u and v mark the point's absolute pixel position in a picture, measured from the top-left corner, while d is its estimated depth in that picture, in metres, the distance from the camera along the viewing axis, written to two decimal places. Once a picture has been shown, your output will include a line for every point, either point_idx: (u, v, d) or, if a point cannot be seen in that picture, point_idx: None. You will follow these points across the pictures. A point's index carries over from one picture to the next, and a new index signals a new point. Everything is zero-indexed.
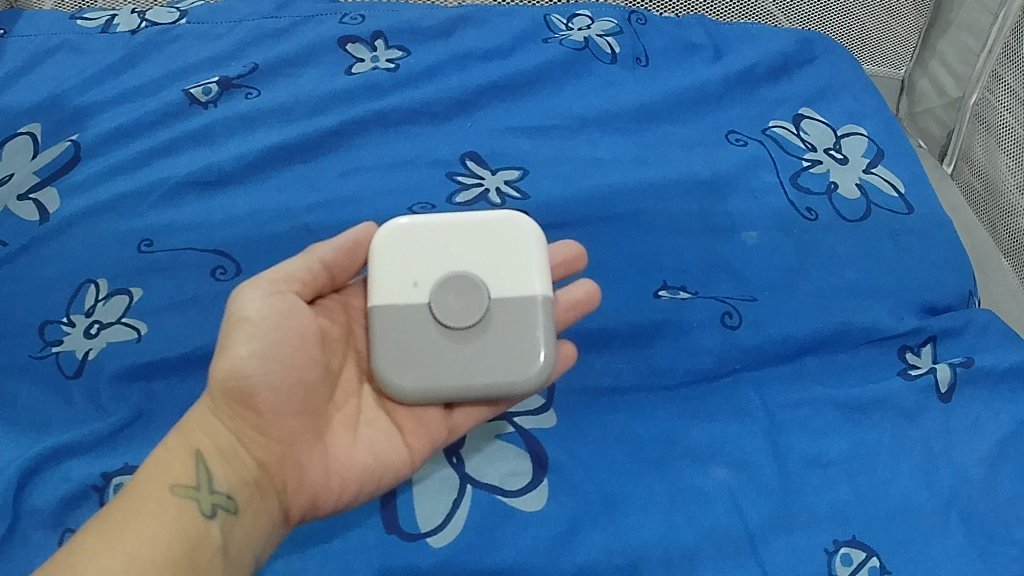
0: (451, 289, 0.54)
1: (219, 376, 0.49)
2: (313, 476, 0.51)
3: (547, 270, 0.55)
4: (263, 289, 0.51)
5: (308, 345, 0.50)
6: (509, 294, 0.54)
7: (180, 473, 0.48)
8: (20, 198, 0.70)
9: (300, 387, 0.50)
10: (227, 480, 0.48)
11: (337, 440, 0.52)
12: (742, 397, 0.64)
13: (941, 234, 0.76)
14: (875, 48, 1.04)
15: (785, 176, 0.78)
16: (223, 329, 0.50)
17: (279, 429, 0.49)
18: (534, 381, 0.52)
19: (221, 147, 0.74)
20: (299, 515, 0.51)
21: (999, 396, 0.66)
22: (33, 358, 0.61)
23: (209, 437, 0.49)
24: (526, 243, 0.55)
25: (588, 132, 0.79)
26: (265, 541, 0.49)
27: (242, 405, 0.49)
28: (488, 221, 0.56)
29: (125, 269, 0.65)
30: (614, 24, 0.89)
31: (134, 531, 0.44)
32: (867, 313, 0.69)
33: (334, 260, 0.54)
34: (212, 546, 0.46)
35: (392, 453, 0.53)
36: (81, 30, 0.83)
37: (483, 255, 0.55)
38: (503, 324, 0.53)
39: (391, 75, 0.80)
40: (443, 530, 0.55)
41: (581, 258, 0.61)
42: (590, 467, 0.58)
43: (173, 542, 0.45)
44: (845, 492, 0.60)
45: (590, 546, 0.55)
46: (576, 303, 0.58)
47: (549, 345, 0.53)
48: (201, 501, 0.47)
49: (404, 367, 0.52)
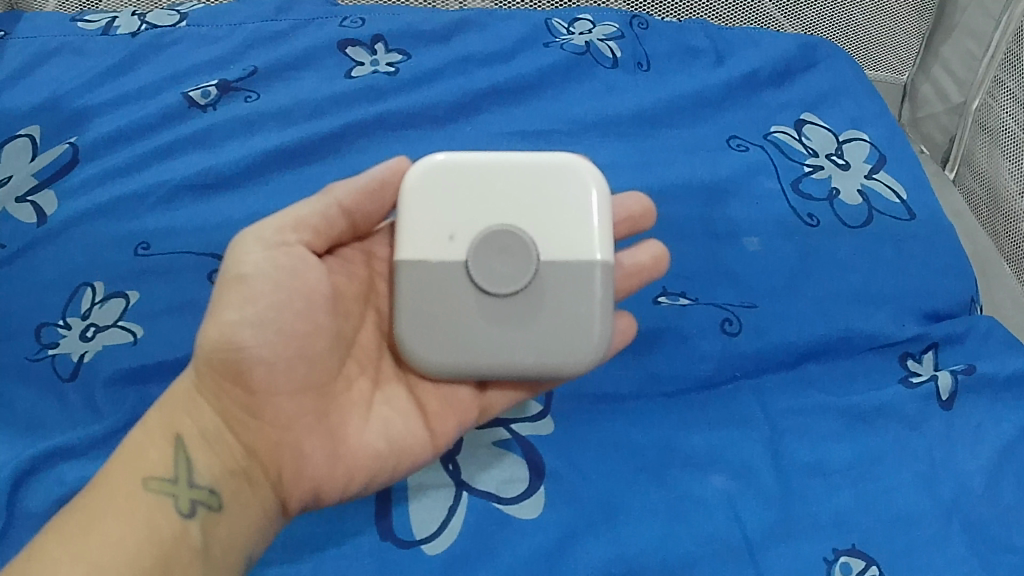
0: (491, 248, 0.52)
1: (209, 343, 0.48)
2: (317, 464, 0.49)
3: (609, 228, 0.53)
4: (268, 242, 0.50)
5: (313, 311, 0.49)
6: (556, 255, 0.52)
7: (157, 465, 0.48)
8: (19, 199, 0.70)
9: (302, 361, 0.49)
10: (209, 473, 0.49)
11: (348, 423, 0.51)
12: (743, 404, 0.63)
13: (944, 240, 0.76)
14: (879, 52, 1.04)
15: (787, 182, 0.78)
16: (220, 283, 0.50)
17: (280, 409, 0.49)
18: (568, 367, 0.52)
19: (221, 150, 0.74)
20: (298, 507, 0.51)
21: (1000, 404, 0.66)
22: (29, 360, 0.61)
23: (193, 420, 0.49)
24: (582, 196, 0.52)
25: (588, 136, 0.79)
26: (259, 534, 0.50)
27: (233, 380, 0.48)
28: (540, 167, 0.53)
29: (123, 272, 0.65)
30: (615, 29, 0.88)
31: (99, 535, 0.45)
32: (868, 320, 0.69)
33: (354, 202, 0.53)
34: (191, 547, 0.47)
35: (407, 438, 0.52)
36: (82, 32, 0.82)
37: (529, 207, 0.52)
38: (546, 294, 0.52)
39: (392, 79, 0.80)
40: (437, 537, 0.54)
41: (648, 216, 0.60)
42: (589, 474, 0.58)
43: (143, 545, 0.45)
44: (846, 501, 0.59)
45: (588, 554, 0.54)
46: (642, 269, 0.58)
47: (586, 327, 0.52)
48: (178, 497, 0.48)
49: (433, 337, 0.52)
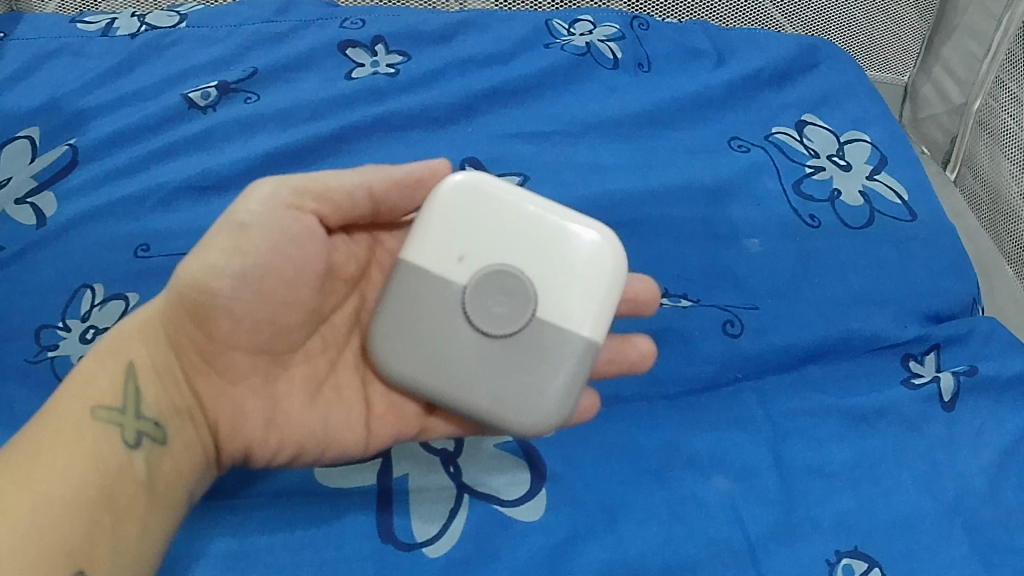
0: (493, 284, 0.51)
1: (183, 280, 0.48)
2: (252, 426, 0.51)
3: (607, 317, 0.52)
4: (284, 199, 0.50)
5: (297, 283, 0.50)
6: (547, 316, 0.51)
7: (105, 394, 0.47)
8: (18, 201, 0.69)
9: (268, 327, 0.50)
10: (155, 405, 0.49)
11: (293, 397, 0.52)
12: (744, 406, 0.63)
13: (946, 241, 0.76)
14: (880, 53, 1.03)
15: (788, 183, 0.77)
16: (220, 223, 0.49)
17: (233, 365, 0.50)
18: (517, 427, 0.51)
19: (220, 152, 0.74)
20: (229, 461, 0.52)
21: (1002, 405, 0.66)
22: (28, 363, 0.61)
23: (146, 352, 0.49)
24: (597, 275, 0.51)
25: (589, 137, 0.79)
26: (196, 474, 0.50)
27: (196, 322, 0.49)
28: (572, 231, 0.52)
29: (123, 274, 0.65)
30: (616, 29, 0.88)
31: (44, 465, 0.44)
32: (870, 321, 0.69)
33: (384, 192, 0.53)
34: (135, 479, 0.46)
35: (345, 429, 0.53)
36: (82, 34, 0.82)
37: (542, 259, 0.51)
38: (524, 348, 0.51)
39: (393, 80, 0.80)
40: (438, 539, 0.54)
41: (652, 304, 0.59)
42: (590, 477, 0.58)
43: (89, 475, 0.45)
44: (849, 502, 0.59)
45: (590, 556, 0.54)
46: (621, 360, 0.57)
47: (546, 391, 0.51)
48: (124, 427, 0.47)
49: (405, 355, 0.51)
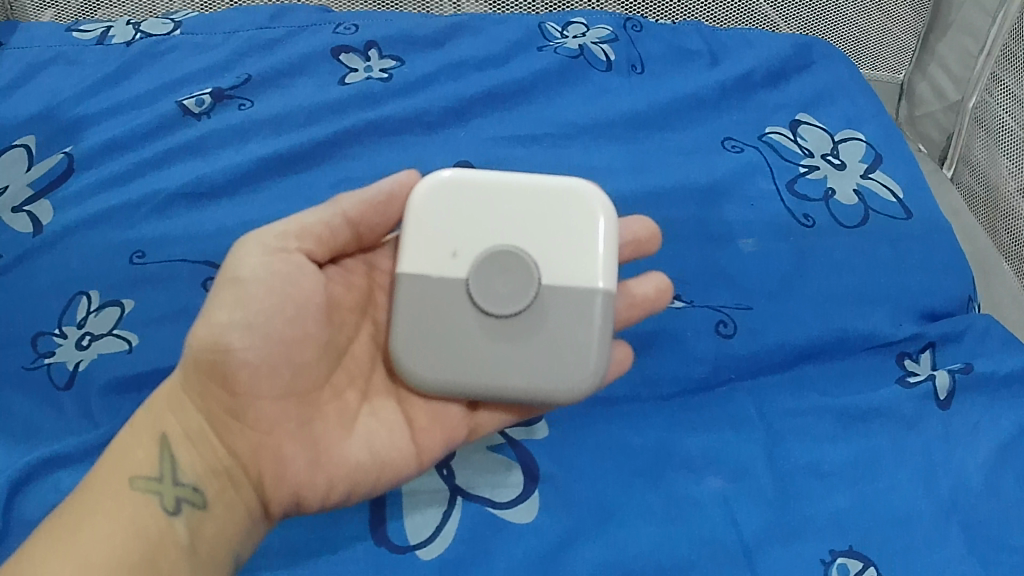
0: (494, 267, 0.52)
1: (197, 344, 0.49)
2: (298, 469, 0.50)
3: (613, 255, 0.52)
4: (267, 247, 0.50)
5: (304, 319, 0.50)
6: (557, 280, 0.51)
7: (143, 464, 0.49)
8: (15, 209, 0.70)
9: (288, 368, 0.49)
10: (193, 471, 0.49)
11: (331, 431, 0.51)
12: (738, 406, 0.63)
13: (941, 239, 0.76)
14: (874, 51, 1.04)
15: (782, 183, 0.78)
16: (217, 283, 0.50)
17: (261, 412, 0.49)
18: (568, 392, 0.51)
19: (214, 158, 0.74)
20: (281, 511, 0.51)
21: (998, 403, 0.66)
22: (26, 369, 0.61)
23: (177, 420, 0.50)
24: (589, 222, 0.52)
25: (583, 139, 0.79)
26: (243, 535, 0.50)
27: (217, 381, 0.49)
28: (548, 192, 0.53)
29: (119, 280, 0.66)
30: (609, 31, 0.88)
31: (86, 535, 0.45)
32: (864, 319, 0.69)
33: (359, 214, 0.53)
34: (177, 544, 0.47)
35: (393, 451, 0.52)
36: (77, 42, 0.83)
37: (533, 230, 0.52)
38: (549, 316, 0.51)
39: (386, 85, 0.80)
40: (431, 542, 0.54)
41: (655, 240, 0.59)
42: (584, 477, 0.58)
43: (131, 544, 0.46)
44: (845, 501, 0.59)
45: (584, 557, 0.54)
46: (645, 301, 0.57)
47: (586, 349, 0.51)
48: (164, 494, 0.48)
49: (428, 356, 0.51)
